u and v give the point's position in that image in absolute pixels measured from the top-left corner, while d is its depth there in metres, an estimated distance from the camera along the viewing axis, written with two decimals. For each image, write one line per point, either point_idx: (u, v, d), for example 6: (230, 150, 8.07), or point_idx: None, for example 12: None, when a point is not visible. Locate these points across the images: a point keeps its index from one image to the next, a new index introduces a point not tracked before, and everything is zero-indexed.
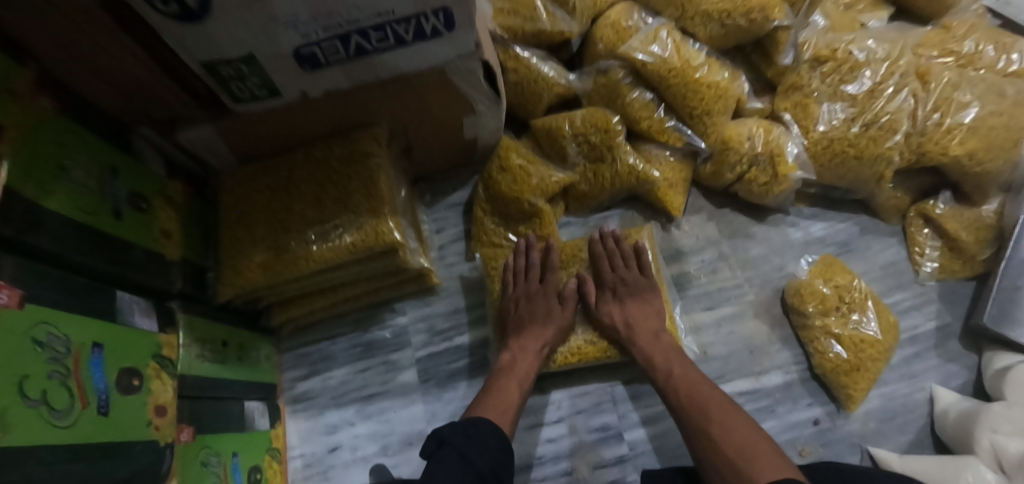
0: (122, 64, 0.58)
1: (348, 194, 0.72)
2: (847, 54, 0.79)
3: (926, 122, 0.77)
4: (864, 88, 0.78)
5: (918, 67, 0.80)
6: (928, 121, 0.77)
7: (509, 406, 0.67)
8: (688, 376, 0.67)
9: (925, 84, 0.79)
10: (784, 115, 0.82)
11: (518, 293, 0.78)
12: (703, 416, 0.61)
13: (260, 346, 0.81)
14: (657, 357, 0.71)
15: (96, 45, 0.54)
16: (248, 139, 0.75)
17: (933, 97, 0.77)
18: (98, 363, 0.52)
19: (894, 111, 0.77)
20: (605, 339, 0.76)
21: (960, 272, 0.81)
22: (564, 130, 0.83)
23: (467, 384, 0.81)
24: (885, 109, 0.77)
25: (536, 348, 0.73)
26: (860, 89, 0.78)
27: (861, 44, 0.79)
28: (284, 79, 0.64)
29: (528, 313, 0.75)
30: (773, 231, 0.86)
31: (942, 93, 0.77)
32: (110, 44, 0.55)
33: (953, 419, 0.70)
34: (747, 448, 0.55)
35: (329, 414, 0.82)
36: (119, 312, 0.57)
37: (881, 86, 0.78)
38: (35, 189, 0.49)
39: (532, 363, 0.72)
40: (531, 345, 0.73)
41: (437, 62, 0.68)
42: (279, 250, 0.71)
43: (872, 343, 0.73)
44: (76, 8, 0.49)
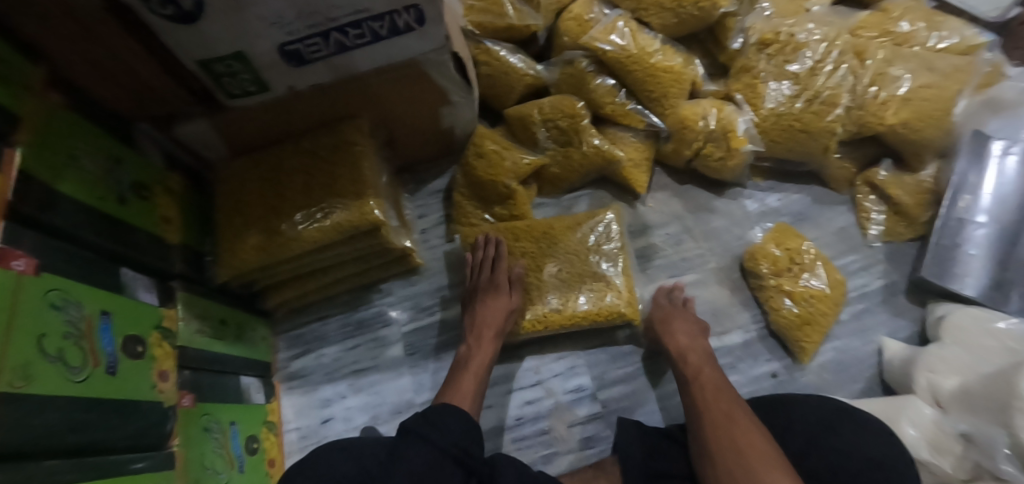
0: (126, 64, 0.64)
1: (334, 179, 0.78)
2: (790, 37, 0.86)
3: (865, 95, 0.83)
4: (806, 67, 0.85)
5: (855, 46, 0.86)
6: (867, 94, 0.83)
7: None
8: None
9: (863, 61, 0.85)
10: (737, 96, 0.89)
11: (486, 271, 0.82)
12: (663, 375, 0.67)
13: (256, 327, 0.86)
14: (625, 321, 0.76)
15: (102, 46, 0.60)
16: (240, 132, 0.81)
17: (870, 72, 0.84)
18: (107, 328, 0.57)
19: (834, 87, 0.83)
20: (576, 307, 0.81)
21: (905, 233, 0.87)
22: (533, 117, 0.90)
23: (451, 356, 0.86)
24: (826, 85, 0.84)
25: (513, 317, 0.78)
26: (803, 67, 0.85)
27: (802, 27, 0.86)
28: (272, 74, 0.70)
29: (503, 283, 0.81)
30: (732, 204, 0.92)
31: (878, 69, 0.84)
32: (114, 45, 0.61)
33: (897, 365, 0.75)
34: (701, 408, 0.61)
35: (322, 389, 0.87)
36: (124, 286, 0.62)
37: (821, 65, 0.85)
38: (48, 172, 0.54)
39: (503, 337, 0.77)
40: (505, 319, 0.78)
41: (412, 55, 0.74)
42: (271, 233, 0.76)
43: (821, 297, 0.79)
44: (84, 13, 0.55)
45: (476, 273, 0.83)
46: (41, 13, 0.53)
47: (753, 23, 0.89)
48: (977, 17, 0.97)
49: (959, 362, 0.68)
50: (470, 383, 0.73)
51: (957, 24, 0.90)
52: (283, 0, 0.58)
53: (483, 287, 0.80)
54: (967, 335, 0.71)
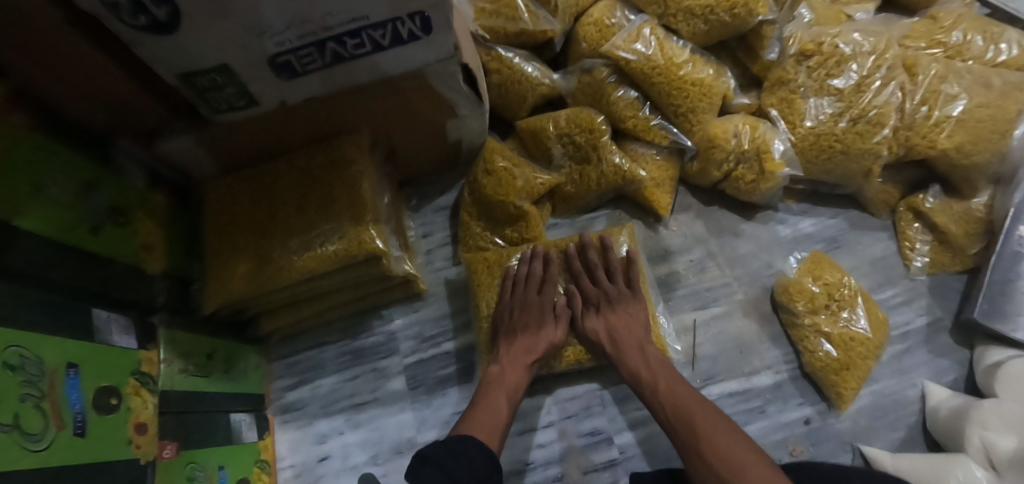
0: (96, 80, 0.57)
1: (329, 202, 0.71)
2: (834, 48, 0.78)
3: (914, 115, 0.76)
4: (851, 83, 0.77)
5: (904, 59, 0.79)
6: (916, 114, 0.76)
7: (499, 424, 0.66)
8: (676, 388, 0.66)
9: (913, 76, 0.78)
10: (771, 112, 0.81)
11: (509, 302, 0.77)
12: (691, 431, 0.61)
13: (247, 357, 0.80)
14: (648, 366, 0.70)
15: (70, 61, 0.53)
16: (229, 148, 0.74)
17: (920, 89, 0.76)
18: (74, 383, 0.51)
19: (881, 105, 0.76)
20: (591, 344, 0.75)
21: (951, 265, 0.80)
22: (548, 131, 0.83)
23: (456, 391, 0.80)
24: (873, 102, 0.76)
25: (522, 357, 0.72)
26: (848, 83, 0.77)
27: (847, 37, 0.78)
28: (260, 88, 0.63)
29: (515, 316, 0.75)
30: (762, 228, 0.85)
31: (930, 85, 0.76)
32: (85, 62, 0.54)
33: (944, 416, 0.69)
34: (739, 470, 0.55)
35: (318, 424, 0.81)
36: (96, 331, 0.56)
37: (868, 81, 0.77)
38: (0, 209, 0.48)
39: (521, 376, 0.71)
40: (523, 359, 0.71)
41: (417, 66, 0.67)
42: (261, 261, 0.70)
43: (863, 341, 0.72)
44: (47, 27, 0.48)
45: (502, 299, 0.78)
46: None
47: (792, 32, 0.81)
48: None
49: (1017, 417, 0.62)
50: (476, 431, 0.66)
51: (1015, 34, 0.82)
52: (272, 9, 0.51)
53: (505, 322, 0.76)
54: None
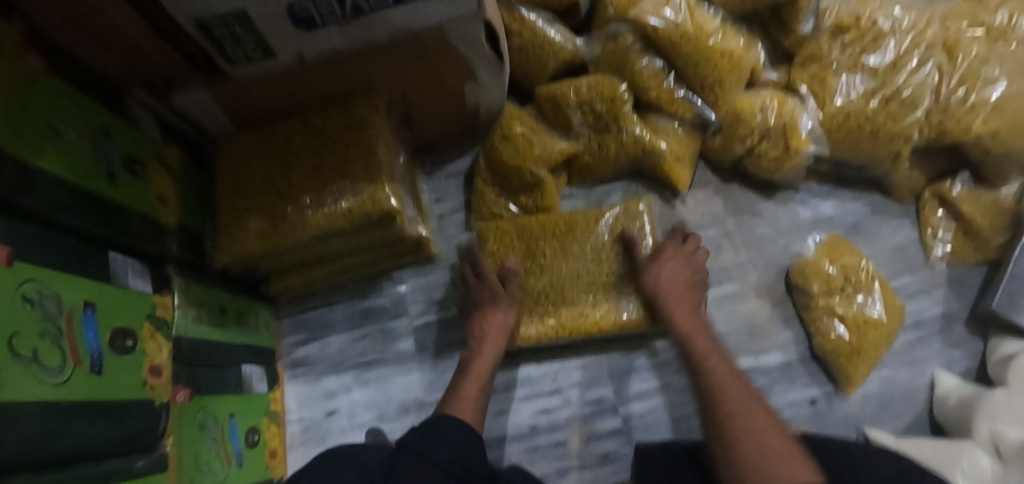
0: (112, 24, 0.55)
1: (344, 162, 0.70)
2: (871, 23, 0.75)
3: (949, 98, 0.73)
4: (886, 62, 0.74)
5: (945, 39, 0.75)
6: (952, 97, 0.72)
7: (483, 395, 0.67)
8: (713, 364, 0.65)
9: (952, 57, 0.74)
10: (800, 88, 0.78)
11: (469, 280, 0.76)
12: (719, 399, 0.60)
13: (258, 313, 0.81)
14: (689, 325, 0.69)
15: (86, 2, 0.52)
16: (242, 103, 0.73)
17: (959, 70, 0.73)
18: (90, 322, 0.52)
19: (917, 85, 0.73)
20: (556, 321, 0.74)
21: (972, 257, 0.78)
22: (568, 98, 0.81)
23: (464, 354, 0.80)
24: (908, 83, 0.73)
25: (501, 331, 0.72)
26: (882, 62, 0.74)
27: (887, 13, 0.75)
28: (278, 40, 0.62)
29: (481, 299, 0.75)
30: (781, 209, 0.83)
31: (969, 67, 0.73)
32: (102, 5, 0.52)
33: (953, 405, 0.69)
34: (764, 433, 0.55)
35: (326, 381, 0.82)
36: (113, 275, 0.56)
37: (905, 60, 0.74)
38: (25, 147, 0.47)
39: (493, 351, 0.72)
40: (492, 333, 0.72)
41: (439, 24, 0.65)
42: (275, 218, 0.70)
43: (877, 325, 0.71)
44: None
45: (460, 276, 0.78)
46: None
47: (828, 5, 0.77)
48: None
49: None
50: (469, 386, 0.67)
51: None
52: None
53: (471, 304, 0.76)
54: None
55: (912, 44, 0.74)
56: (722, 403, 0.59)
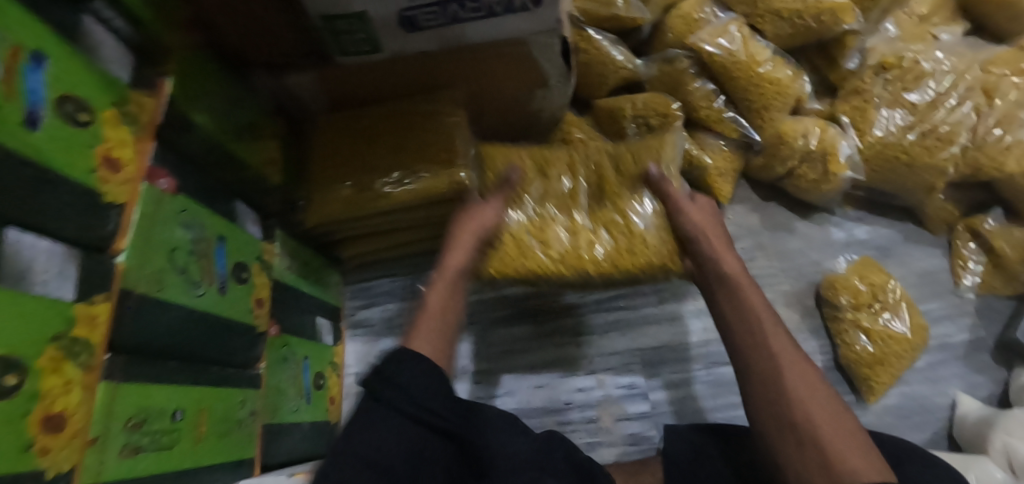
0: (263, 13, 0.67)
1: (426, 147, 0.81)
2: (914, 63, 0.81)
3: (985, 137, 0.78)
4: (926, 99, 0.80)
5: (984, 82, 0.81)
6: (988, 136, 0.78)
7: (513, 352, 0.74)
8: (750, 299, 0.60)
9: (991, 99, 0.80)
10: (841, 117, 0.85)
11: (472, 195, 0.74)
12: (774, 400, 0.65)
13: (330, 274, 0.92)
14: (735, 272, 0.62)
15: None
16: (343, 89, 0.84)
17: (996, 113, 0.79)
18: (221, 251, 0.63)
19: (954, 123, 0.79)
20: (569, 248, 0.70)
21: (1001, 289, 0.82)
22: (624, 111, 0.91)
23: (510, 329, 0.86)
24: (945, 119, 0.79)
25: (478, 225, 0.66)
26: (922, 99, 0.81)
27: (929, 55, 0.82)
28: (386, 37, 0.74)
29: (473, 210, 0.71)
30: (815, 228, 0.88)
31: (1005, 109, 0.78)
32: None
33: (971, 424, 0.73)
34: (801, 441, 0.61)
35: (384, 341, 0.93)
36: (236, 217, 0.68)
37: (943, 99, 0.80)
38: (187, 101, 0.61)
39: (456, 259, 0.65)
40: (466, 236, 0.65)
41: (522, 34, 0.76)
42: (361, 187, 0.80)
43: (901, 340, 0.76)
44: None
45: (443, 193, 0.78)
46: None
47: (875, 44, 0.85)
48: None
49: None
50: (442, 299, 0.62)
51: None
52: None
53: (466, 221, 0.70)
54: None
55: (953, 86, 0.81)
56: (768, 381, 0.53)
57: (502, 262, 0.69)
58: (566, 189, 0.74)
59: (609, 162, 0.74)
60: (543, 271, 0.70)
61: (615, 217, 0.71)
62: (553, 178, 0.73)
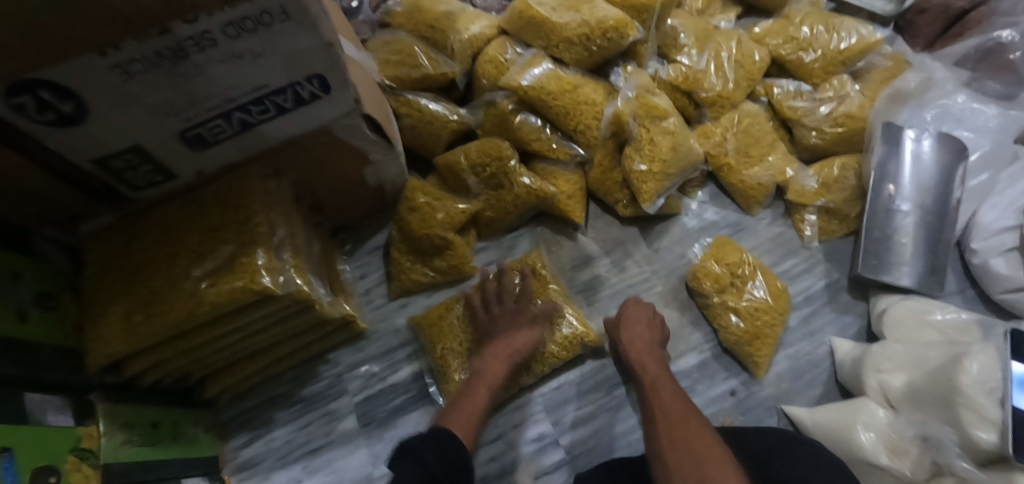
0: (24, 183, 0.61)
1: (210, 247, 0.66)
2: (690, 69, 0.92)
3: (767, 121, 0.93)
4: (712, 94, 0.90)
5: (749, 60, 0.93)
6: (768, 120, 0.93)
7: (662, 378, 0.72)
8: (662, 392, 0.69)
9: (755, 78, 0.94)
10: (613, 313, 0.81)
11: (109, 287, 0.66)
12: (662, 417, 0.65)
13: (194, 424, 0.81)
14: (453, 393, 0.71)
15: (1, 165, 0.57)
16: (155, 226, 0.69)
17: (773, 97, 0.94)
18: (9, 466, 0.50)
19: (746, 112, 0.92)
20: (182, 305, 0.63)
21: (839, 230, 0.88)
22: (460, 163, 0.88)
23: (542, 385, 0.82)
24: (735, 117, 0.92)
25: (116, 306, 0.65)
26: (710, 94, 0.90)
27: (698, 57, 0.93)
28: (175, 162, 0.66)
29: (122, 269, 0.67)
30: (673, 223, 0.92)
31: (784, 97, 0.92)
32: (12, 169, 0.58)
33: (849, 365, 0.76)
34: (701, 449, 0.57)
35: (275, 477, 0.82)
36: (30, 413, 0.56)
37: (727, 91, 0.91)
38: None
39: (111, 334, 0.63)
40: (117, 311, 0.64)
41: (325, 122, 0.72)
42: (204, 342, 0.70)
43: (766, 308, 0.79)
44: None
45: (117, 291, 0.66)
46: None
47: (676, 43, 0.94)
48: (875, 14, 1.00)
49: (952, 381, 0.61)
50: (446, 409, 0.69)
51: (854, 23, 0.93)
52: (151, 97, 0.56)
53: (97, 301, 0.66)
54: (999, 356, 0.60)
55: (736, 80, 0.92)
56: (690, 440, 0.59)
57: (137, 329, 0.63)
58: (195, 245, 0.66)
59: (236, 199, 0.70)
60: (184, 319, 0.63)
61: (241, 254, 0.64)
62: (180, 238, 0.67)
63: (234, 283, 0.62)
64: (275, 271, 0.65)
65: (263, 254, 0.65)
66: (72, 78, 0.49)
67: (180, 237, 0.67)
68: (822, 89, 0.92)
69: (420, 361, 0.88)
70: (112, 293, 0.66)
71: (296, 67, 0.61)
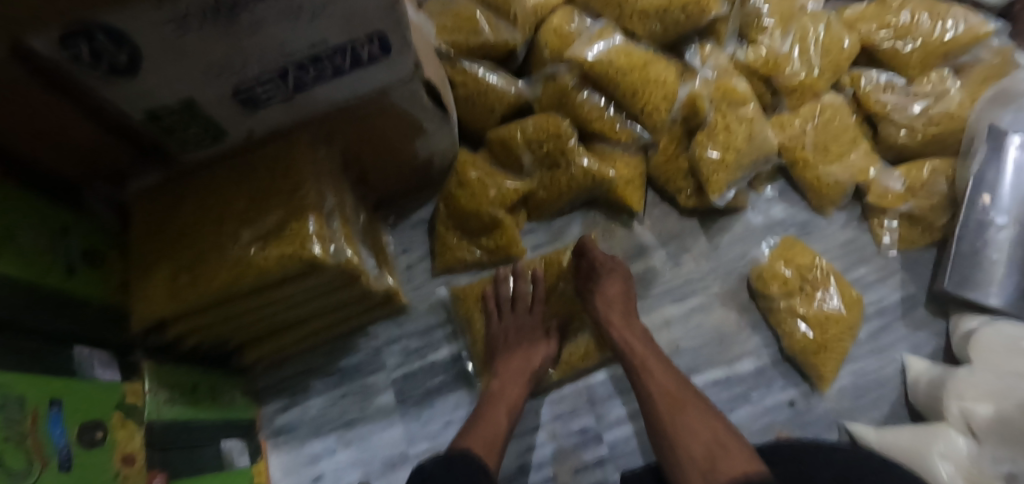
0: (75, 133, 0.58)
1: (259, 213, 0.63)
2: (771, 52, 0.84)
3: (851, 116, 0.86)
4: (796, 80, 0.83)
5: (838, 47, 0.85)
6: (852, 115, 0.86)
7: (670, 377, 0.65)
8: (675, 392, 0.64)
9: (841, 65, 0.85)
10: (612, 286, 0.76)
11: (155, 246, 0.64)
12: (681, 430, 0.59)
13: (232, 388, 0.80)
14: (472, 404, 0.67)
15: (52, 113, 0.54)
16: (204, 187, 0.67)
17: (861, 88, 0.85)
18: (56, 418, 0.50)
19: (830, 104, 0.84)
20: (230, 270, 0.60)
21: (921, 240, 0.82)
22: (516, 139, 0.84)
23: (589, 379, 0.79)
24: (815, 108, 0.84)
25: (162, 267, 0.63)
26: (791, 80, 0.83)
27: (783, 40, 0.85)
28: (226, 120, 0.63)
29: (169, 229, 0.65)
30: (737, 218, 0.86)
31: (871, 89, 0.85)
32: (62, 118, 0.56)
33: (925, 387, 0.71)
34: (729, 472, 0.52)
35: (310, 445, 0.82)
36: (78, 367, 0.56)
37: (812, 79, 0.83)
38: None
39: (158, 295, 0.62)
40: (164, 272, 0.62)
41: (380, 85, 0.68)
42: (247, 309, 0.68)
43: (837, 319, 0.73)
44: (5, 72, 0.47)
45: (163, 253, 0.64)
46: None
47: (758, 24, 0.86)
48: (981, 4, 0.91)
49: None
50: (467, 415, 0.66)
51: (961, 12, 0.84)
52: (207, 50, 0.52)
53: (143, 260, 0.64)
54: None
55: (822, 66, 0.84)
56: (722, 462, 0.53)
57: (185, 291, 0.61)
58: (245, 209, 0.63)
59: (287, 164, 0.66)
60: (232, 285, 0.61)
61: (291, 221, 0.62)
62: (229, 201, 0.64)
63: (283, 251, 0.60)
64: (325, 240, 0.62)
65: (314, 222, 0.62)
66: (128, 26, 0.45)
67: (228, 200, 0.65)
68: (918, 83, 0.83)
69: (460, 342, 0.85)
70: (158, 254, 0.64)
71: (356, 23, 0.56)
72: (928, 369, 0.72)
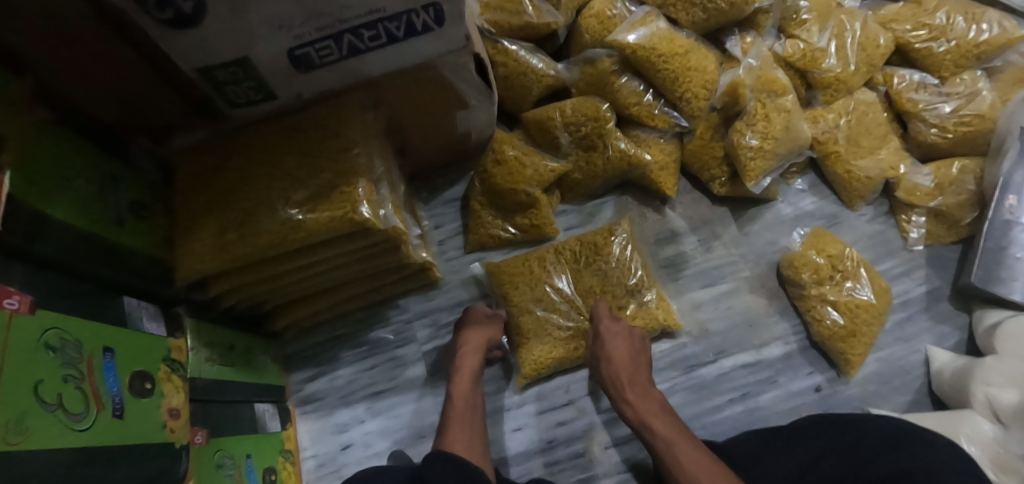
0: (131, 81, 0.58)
1: (309, 173, 0.63)
2: (809, 46, 0.85)
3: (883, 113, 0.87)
4: (830, 74, 0.85)
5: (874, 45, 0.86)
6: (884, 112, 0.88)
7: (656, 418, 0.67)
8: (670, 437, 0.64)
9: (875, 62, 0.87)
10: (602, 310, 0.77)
11: (201, 202, 0.64)
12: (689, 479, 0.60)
13: (263, 352, 0.80)
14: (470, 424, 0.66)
15: (110, 59, 0.55)
16: (251, 144, 0.67)
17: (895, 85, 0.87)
18: (111, 366, 0.49)
19: (864, 101, 0.86)
20: (280, 229, 0.61)
21: (946, 236, 0.84)
22: (554, 120, 0.84)
23: None
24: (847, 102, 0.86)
25: (208, 222, 0.63)
26: (827, 73, 0.85)
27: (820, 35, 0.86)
28: (277, 81, 0.62)
29: (216, 185, 0.65)
30: (767, 208, 0.88)
31: (904, 87, 0.86)
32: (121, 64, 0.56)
33: (948, 377, 0.73)
34: None
35: (339, 413, 0.83)
36: (129, 317, 0.56)
37: (846, 74, 0.85)
38: (38, 197, 0.45)
39: (204, 250, 0.62)
40: (211, 228, 0.62)
41: (429, 57, 0.67)
42: (288, 270, 0.68)
43: (867, 307, 0.75)
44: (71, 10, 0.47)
45: (209, 208, 0.63)
46: (60, 37, 0.50)
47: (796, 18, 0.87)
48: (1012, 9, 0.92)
49: None
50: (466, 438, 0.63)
51: (996, 15, 0.85)
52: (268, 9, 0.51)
53: (188, 215, 0.64)
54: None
55: (857, 63, 0.85)
56: None
57: (233, 247, 0.61)
58: (294, 168, 0.64)
59: (336, 126, 0.67)
60: (281, 242, 0.61)
61: (342, 183, 0.62)
62: (279, 159, 0.64)
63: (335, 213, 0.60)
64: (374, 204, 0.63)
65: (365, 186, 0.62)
66: None
67: (277, 159, 0.65)
68: (950, 84, 0.85)
69: None
70: (204, 209, 0.64)
71: None
72: (952, 360, 0.74)
